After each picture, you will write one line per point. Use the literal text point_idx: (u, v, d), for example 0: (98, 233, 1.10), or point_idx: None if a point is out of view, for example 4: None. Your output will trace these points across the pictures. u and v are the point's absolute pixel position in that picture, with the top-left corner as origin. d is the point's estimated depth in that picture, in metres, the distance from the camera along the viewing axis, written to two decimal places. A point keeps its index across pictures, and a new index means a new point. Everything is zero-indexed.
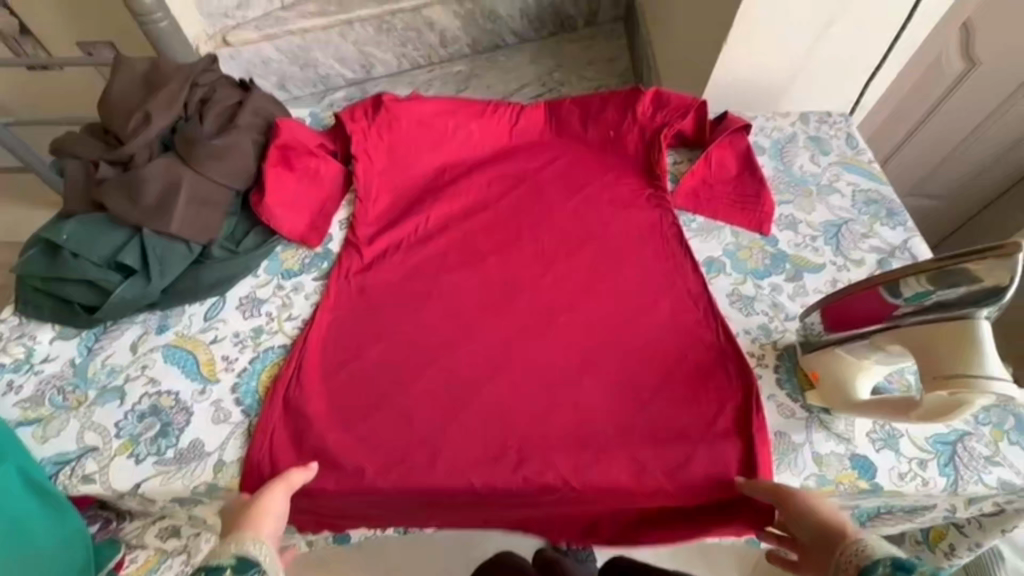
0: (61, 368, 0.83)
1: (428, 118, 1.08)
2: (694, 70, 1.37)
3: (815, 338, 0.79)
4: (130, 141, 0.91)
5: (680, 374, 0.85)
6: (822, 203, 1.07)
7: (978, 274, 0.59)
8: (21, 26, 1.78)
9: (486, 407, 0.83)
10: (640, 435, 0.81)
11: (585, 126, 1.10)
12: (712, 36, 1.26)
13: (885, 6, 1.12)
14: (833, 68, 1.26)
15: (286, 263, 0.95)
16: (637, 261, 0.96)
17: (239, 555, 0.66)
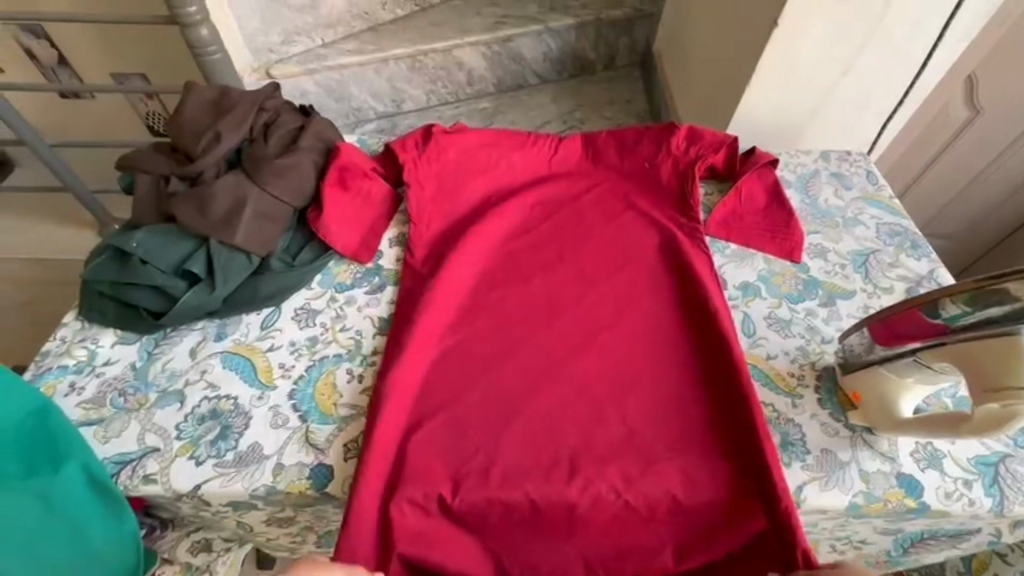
0: (122, 371, 0.85)
1: (474, 146, 1.14)
2: (714, 111, 1.45)
3: (853, 359, 0.84)
4: (199, 159, 0.96)
5: (710, 393, 0.88)
6: (849, 234, 1.12)
7: (1017, 294, 0.62)
8: (60, 57, 1.89)
9: (536, 420, 0.84)
10: (683, 453, 0.82)
11: (621, 157, 1.16)
12: (733, 80, 1.34)
13: (900, 56, 1.21)
14: (850, 111, 1.34)
15: (339, 277, 0.99)
16: (662, 283, 1.00)
17: None
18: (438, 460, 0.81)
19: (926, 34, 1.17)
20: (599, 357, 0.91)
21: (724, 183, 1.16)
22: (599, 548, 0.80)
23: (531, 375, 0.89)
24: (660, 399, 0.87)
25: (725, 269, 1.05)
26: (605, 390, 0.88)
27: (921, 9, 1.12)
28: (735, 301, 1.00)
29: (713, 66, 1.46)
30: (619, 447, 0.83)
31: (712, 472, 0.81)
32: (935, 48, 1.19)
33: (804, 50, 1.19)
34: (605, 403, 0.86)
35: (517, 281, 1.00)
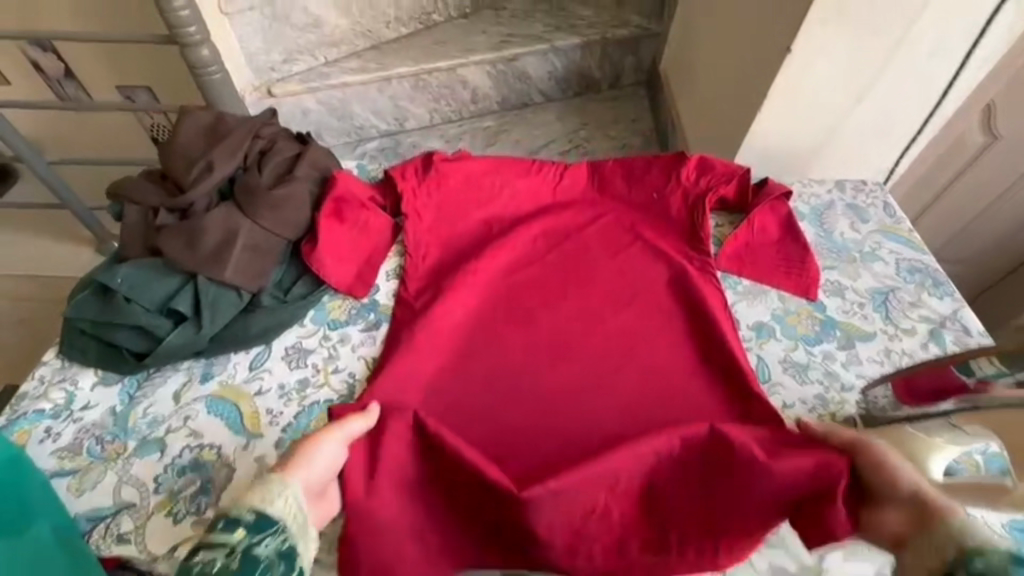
0: (101, 416, 0.81)
1: (476, 176, 1.09)
2: (723, 136, 1.40)
3: (878, 413, 0.81)
4: (189, 189, 0.93)
5: None
6: (867, 270, 1.07)
7: None
8: (66, 70, 1.85)
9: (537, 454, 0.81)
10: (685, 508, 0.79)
11: (629, 187, 1.12)
12: (741, 106, 1.30)
13: (919, 84, 1.16)
14: (867, 138, 1.28)
15: (333, 314, 0.95)
16: (670, 323, 0.96)
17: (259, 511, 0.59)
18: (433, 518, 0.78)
19: (950, 60, 1.12)
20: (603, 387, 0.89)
21: (737, 216, 1.11)
22: None
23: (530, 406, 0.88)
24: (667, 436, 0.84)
25: (738, 307, 1.00)
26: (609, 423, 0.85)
27: (946, 35, 1.07)
28: (748, 343, 0.95)
29: (721, 91, 1.41)
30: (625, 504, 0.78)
31: None
32: (958, 72, 1.14)
33: (821, 76, 1.14)
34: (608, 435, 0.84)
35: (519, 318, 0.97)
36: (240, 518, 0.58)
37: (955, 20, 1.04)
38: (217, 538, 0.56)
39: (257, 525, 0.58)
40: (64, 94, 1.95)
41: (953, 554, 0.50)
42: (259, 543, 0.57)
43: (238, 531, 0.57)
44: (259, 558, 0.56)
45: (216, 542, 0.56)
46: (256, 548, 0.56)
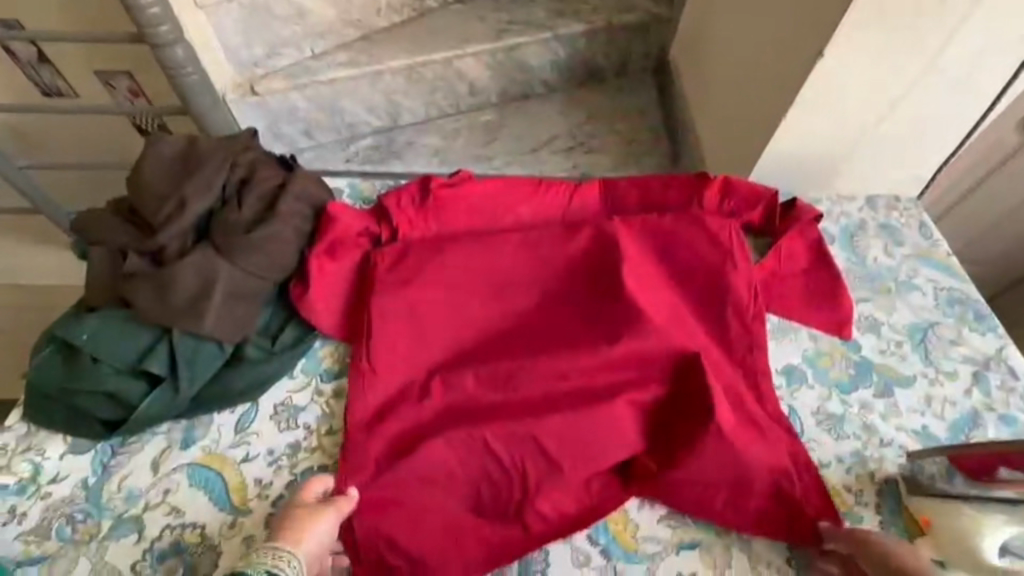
0: (71, 491, 0.73)
1: (476, 202, 1.00)
2: (733, 147, 1.22)
3: (923, 482, 0.74)
4: (161, 230, 0.84)
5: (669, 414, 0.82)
6: (902, 301, 0.99)
7: None
8: (41, 55, 1.47)
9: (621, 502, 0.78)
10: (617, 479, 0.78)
11: (644, 210, 1.03)
12: (760, 103, 1.10)
13: (961, 97, 1.00)
14: (919, 146, 1.09)
15: (325, 362, 0.87)
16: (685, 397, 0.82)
17: (271, 575, 0.64)
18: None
19: (999, 71, 0.96)
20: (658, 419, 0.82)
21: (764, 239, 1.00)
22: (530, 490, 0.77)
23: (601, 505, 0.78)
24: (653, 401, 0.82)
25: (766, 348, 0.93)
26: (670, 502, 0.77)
27: (996, 49, 0.92)
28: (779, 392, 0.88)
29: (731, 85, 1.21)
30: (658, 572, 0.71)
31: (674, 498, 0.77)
32: (1012, 81, 0.98)
33: (856, 87, 0.97)
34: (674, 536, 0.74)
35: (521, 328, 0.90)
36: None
37: (1006, 35, 0.90)
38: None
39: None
40: (40, 81, 1.55)
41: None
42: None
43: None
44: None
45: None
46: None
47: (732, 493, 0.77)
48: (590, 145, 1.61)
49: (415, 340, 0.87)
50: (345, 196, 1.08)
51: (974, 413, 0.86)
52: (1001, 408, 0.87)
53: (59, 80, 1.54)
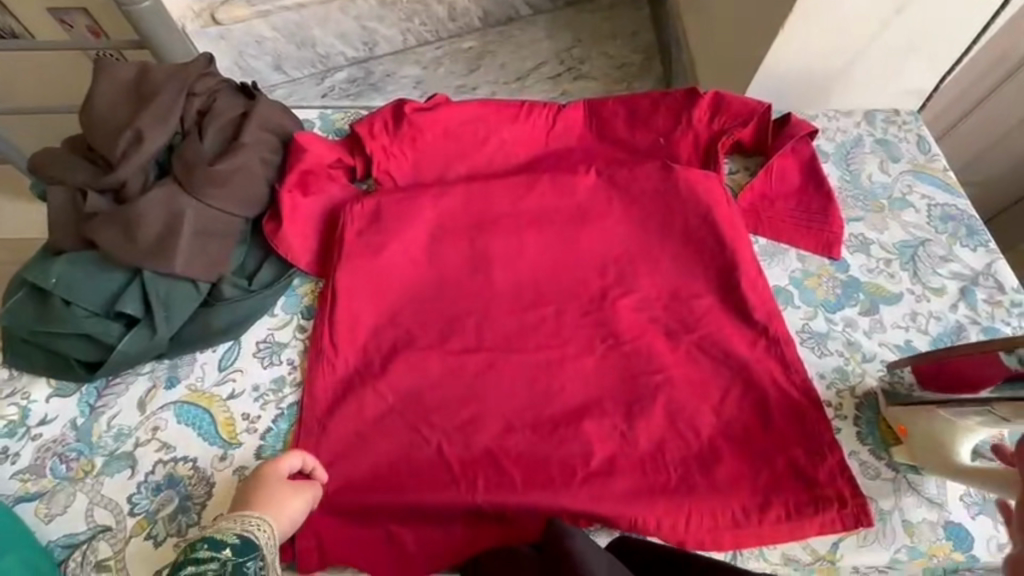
0: (61, 431, 0.74)
1: (453, 128, 0.96)
2: (729, 62, 1.13)
3: (902, 391, 0.75)
4: (120, 166, 0.80)
5: (650, 341, 0.82)
6: (895, 219, 0.96)
7: None
8: None
9: (602, 422, 0.77)
10: (601, 405, 0.78)
11: (631, 131, 0.98)
12: (758, 12, 1.02)
13: None
14: (925, 58, 1.02)
15: (305, 299, 0.85)
16: (662, 327, 0.84)
17: (243, 536, 0.62)
18: (438, 537, 0.71)
19: None
20: (632, 341, 0.82)
21: (753, 161, 0.99)
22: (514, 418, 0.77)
23: (564, 464, 0.74)
24: (630, 329, 0.83)
25: None
26: (643, 422, 0.77)
27: None
28: None
29: None
30: (640, 487, 0.73)
31: (658, 421, 0.77)
32: None
33: None
34: (669, 478, 0.74)
35: (503, 259, 0.88)
36: (225, 541, 0.61)
37: None
38: (205, 553, 0.59)
39: (241, 546, 0.61)
40: None
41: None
42: (246, 562, 0.60)
43: (225, 549, 0.60)
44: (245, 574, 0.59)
45: (205, 556, 0.59)
46: (243, 565, 0.60)
47: (714, 413, 0.78)
48: (579, 72, 1.51)
49: (393, 275, 0.86)
50: (316, 128, 1.02)
51: (958, 328, 0.86)
52: (986, 321, 0.87)
53: (8, 18, 1.41)
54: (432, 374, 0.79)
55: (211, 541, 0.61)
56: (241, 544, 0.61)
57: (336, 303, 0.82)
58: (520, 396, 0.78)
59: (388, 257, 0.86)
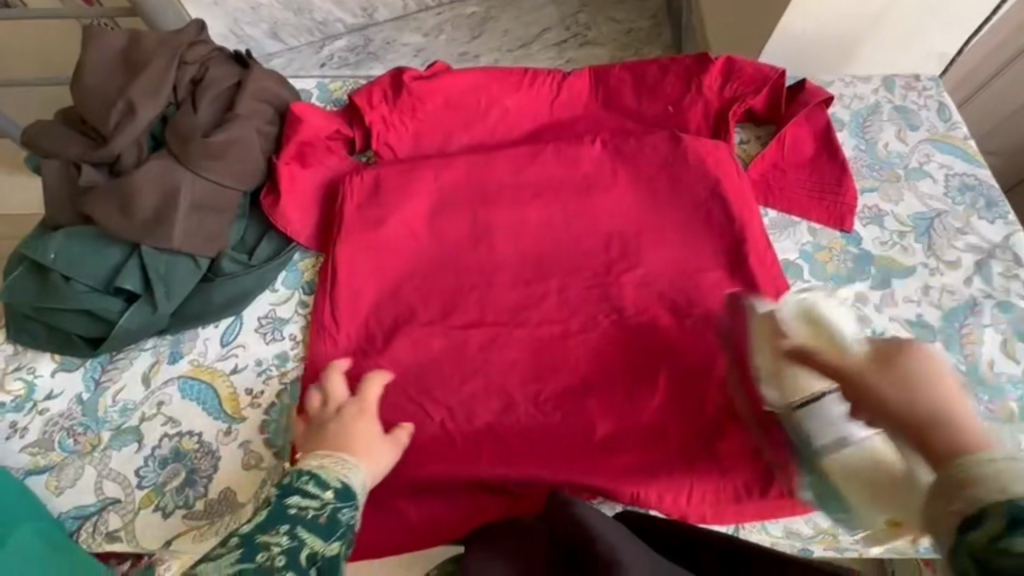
0: (68, 406, 0.75)
1: (454, 97, 0.93)
2: (744, 25, 1.08)
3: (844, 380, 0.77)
4: (113, 138, 0.78)
5: (655, 316, 0.81)
6: (910, 189, 0.93)
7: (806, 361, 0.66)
8: None
9: (605, 398, 0.76)
10: (604, 381, 0.77)
11: (639, 100, 0.95)
12: None
13: None
14: (950, 19, 0.97)
15: (306, 275, 0.84)
16: (668, 302, 0.82)
17: (343, 480, 0.63)
18: (441, 510, 0.71)
19: None
20: (637, 315, 0.81)
21: (765, 130, 0.96)
22: (516, 394, 0.77)
23: (566, 439, 0.74)
24: (635, 304, 0.82)
25: None
26: (647, 397, 0.76)
27: None
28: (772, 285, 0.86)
29: None
30: (642, 462, 0.73)
31: (661, 397, 0.76)
32: None
33: None
34: (672, 453, 0.74)
35: (505, 233, 0.86)
36: (329, 481, 0.63)
37: None
38: (312, 488, 0.61)
39: (342, 492, 0.62)
40: None
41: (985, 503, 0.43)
42: (342, 509, 0.61)
43: (328, 491, 0.62)
44: (342, 523, 0.60)
45: (312, 490, 0.61)
46: (340, 513, 0.61)
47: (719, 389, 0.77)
48: (586, 38, 1.45)
49: (394, 249, 0.84)
50: (313, 98, 0.99)
51: (972, 302, 0.84)
52: (1001, 295, 0.85)
53: None
54: (435, 349, 0.79)
55: (318, 477, 0.63)
56: (342, 489, 0.63)
57: (337, 277, 0.82)
58: (523, 372, 0.78)
59: (389, 231, 0.85)
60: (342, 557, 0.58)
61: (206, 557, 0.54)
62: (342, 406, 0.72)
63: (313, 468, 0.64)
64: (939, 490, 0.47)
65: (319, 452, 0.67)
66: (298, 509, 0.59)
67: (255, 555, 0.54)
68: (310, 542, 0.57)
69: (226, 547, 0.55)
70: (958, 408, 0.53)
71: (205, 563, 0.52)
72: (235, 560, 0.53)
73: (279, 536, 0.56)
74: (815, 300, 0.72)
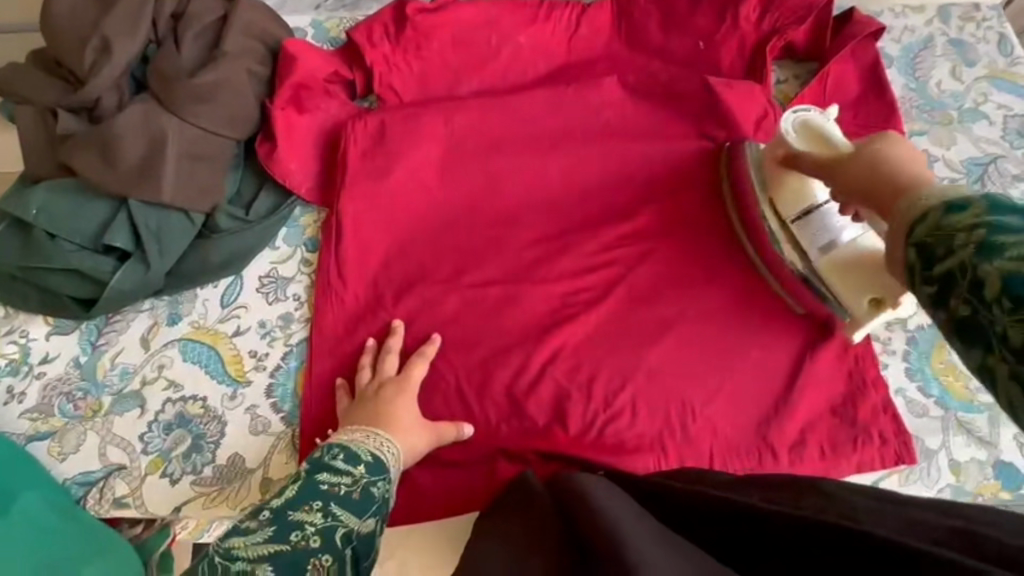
0: (66, 369, 0.71)
1: (462, 33, 0.84)
2: None
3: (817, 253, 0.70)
4: (90, 80, 0.71)
5: (682, 273, 0.76)
6: (964, 133, 0.85)
7: (796, 201, 0.71)
8: None
9: (630, 359, 0.72)
10: (628, 343, 0.72)
11: (667, 34, 0.86)
12: None
13: None
14: None
15: (307, 231, 0.78)
16: (697, 257, 0.76)
17: (374, 456, 0.61)
18: (458, 476, 0.69)
19: None
20: (664, 272, 0.76)
21: (807, 67, 0.87)
22: (534, 356, 0.72)
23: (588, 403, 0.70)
24: (661, 261, 0.76)
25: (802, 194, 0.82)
26: (675, 357, 0.72)
27: None
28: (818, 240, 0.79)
29: None
30: (669, 427, 0.69)
31: (688, 358, 0.72)
32: None
33: None
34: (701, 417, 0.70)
35: (520, 184, 0.79)
36: (360, 456, 0.61)
37: None
38: (341, 464, 0.60)
39: (373, 466, 0.61)
40: None
41: (911, 218, 0.31)
42: (375, 484, 0.59)
43: (359, 466, 0.60)
44: (376, 497, 0.58)
45: (341, 466, 0.59)
46: (373, 487, 0.59)
47: (751, 350, 0.72)
48: None
49: (402, 201, 0.78)
50: (309, 38, 0.90)
51: None
52: None
53: None
54: (448, 309, 0.74)
55: (349, 454, 0.61)
56: (372, 464, 0.61)
57: (342, 233, 0.76)
58: (541, 333, 0.73)
59: (395, 183, 0.78)
60: (378, 534, 0.56)
61: (235, 530, 0.50)
62: (384, 381, 0.69)
63: (345, 441, 0.62)
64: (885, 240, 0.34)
65: (355, 425, 0.65)
66: (329, 485, 0.57)
67: (290, 532, 0.51)
68: (344, 521, 0.54)
69: (258, 522, 0.52)
70: (879, 153, 0.44)
71: (236, 538, 0.49)
72: (268, 538, 0.50)
73: (312, 514, 0.54)
74: (809, 108, 0.72)
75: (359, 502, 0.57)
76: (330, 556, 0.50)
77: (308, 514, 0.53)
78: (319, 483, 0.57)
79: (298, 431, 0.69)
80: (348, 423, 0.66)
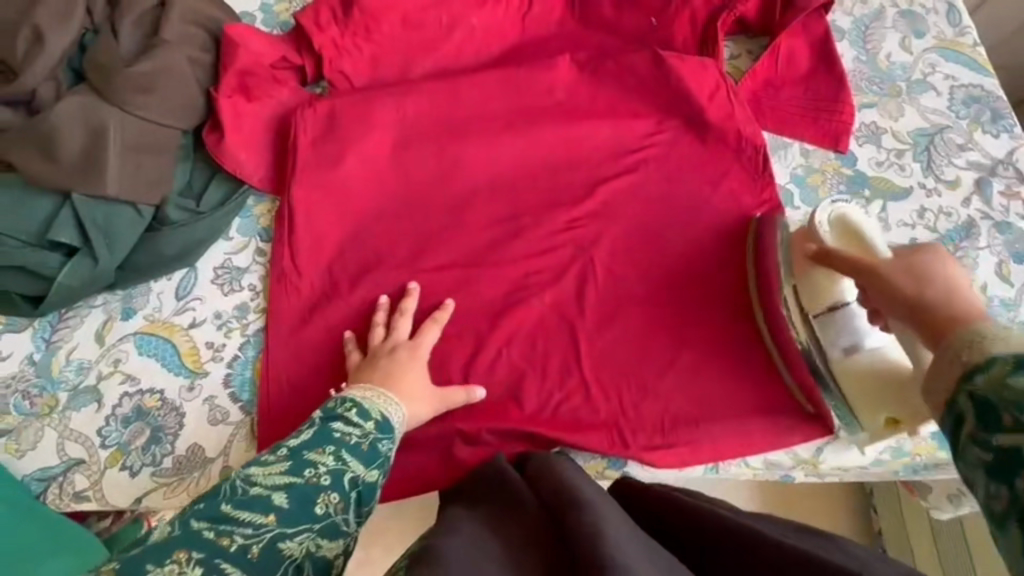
0: (20, 367, 0.71)
1: (411, 14, 0.83)
2: None
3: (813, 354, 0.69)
4: (24, 72, 0.70)
5: (635, 251, 0.77)
6: (912, 104, 0.86)
7: (822, 289, 0.68)
8: None
9: (583, 337, 0.73)
10: (582, 321, 0.74)
11: (619, 12, 0.85)
12: None
13: None
14: None
15: (262, 221, 0.78)
16: (649, 234, 0.77)
17: (381, 415, 0.60)
18: (417, 459, 0.70)
19: None
20: (617, 251, 0.77)
21: (758, 41, 0.87)
22: (490, 337, 0.73)
23: (542, 382, 0.72)
24: (614, 240, 0.77)
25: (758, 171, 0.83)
26: (627, 334, 0.73)
27: None
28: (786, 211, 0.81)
29: None
30: (622, 403, 0.71)
31: (641, 335, 0.73)
32: None
33: None
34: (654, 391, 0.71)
35: (474, 168, 0.79)
36: (372, 414, 0.59)
37: None
38: (355, 416, 0.57)
39: (381, 425, 0.58)
40: None
41: (969, 362, 0.34)
42: (383, 441, 0.57)
43: (369, 422, 0.58)
44: (382, 454, 0.55)
45: (354, 419, 0.57)
46: (381, 444, 0.56)
47: (703, 325, 0.74)
48: None
49: (355, 189, 0.78)
50: (257, 22, 0.89)
51: (969, 223, 0.80)
52: (999, 215, 0.80)
53: None
54: (403, 295, 0.74)
55: (362, 410, 0.59)
56: (382, 421, 0.59)
57: (294, 222, 0.76)
58: (496, 315, 0.74)
59: (347, 170, 0.78)
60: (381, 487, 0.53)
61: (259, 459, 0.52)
62: (395, 346, 0.69)
63: (356, 398, 0.60)
64: (928, 372, 0.37)
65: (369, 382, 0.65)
66: (341, 434, 0.55)
67: (301, 472, 0.50)
68: (352, 466, 0.53)
69: (276, 455, 0.52)
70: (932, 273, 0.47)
71: (257, 467, 0.51)
72: (285, 471, 0.50)
73: (324, 456, 0.52)
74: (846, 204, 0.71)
75: (367, 454, 0.54)
76: (334, 499, 0.49)
77: (318, 456, 0.52)
78: (331, 429, 0.55)
79: (257, 420, 0.69)
80: (359, 382, 0.65)
